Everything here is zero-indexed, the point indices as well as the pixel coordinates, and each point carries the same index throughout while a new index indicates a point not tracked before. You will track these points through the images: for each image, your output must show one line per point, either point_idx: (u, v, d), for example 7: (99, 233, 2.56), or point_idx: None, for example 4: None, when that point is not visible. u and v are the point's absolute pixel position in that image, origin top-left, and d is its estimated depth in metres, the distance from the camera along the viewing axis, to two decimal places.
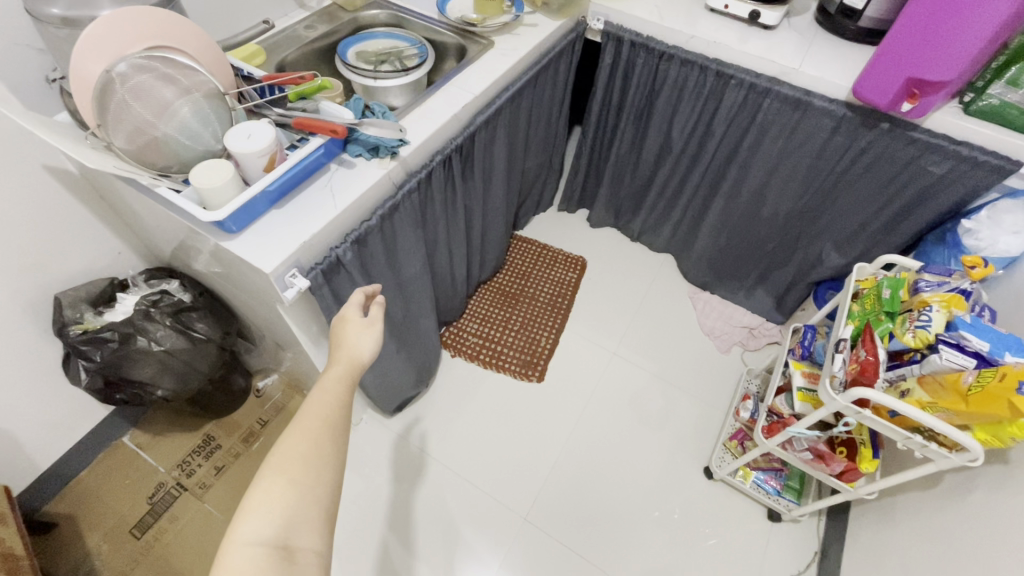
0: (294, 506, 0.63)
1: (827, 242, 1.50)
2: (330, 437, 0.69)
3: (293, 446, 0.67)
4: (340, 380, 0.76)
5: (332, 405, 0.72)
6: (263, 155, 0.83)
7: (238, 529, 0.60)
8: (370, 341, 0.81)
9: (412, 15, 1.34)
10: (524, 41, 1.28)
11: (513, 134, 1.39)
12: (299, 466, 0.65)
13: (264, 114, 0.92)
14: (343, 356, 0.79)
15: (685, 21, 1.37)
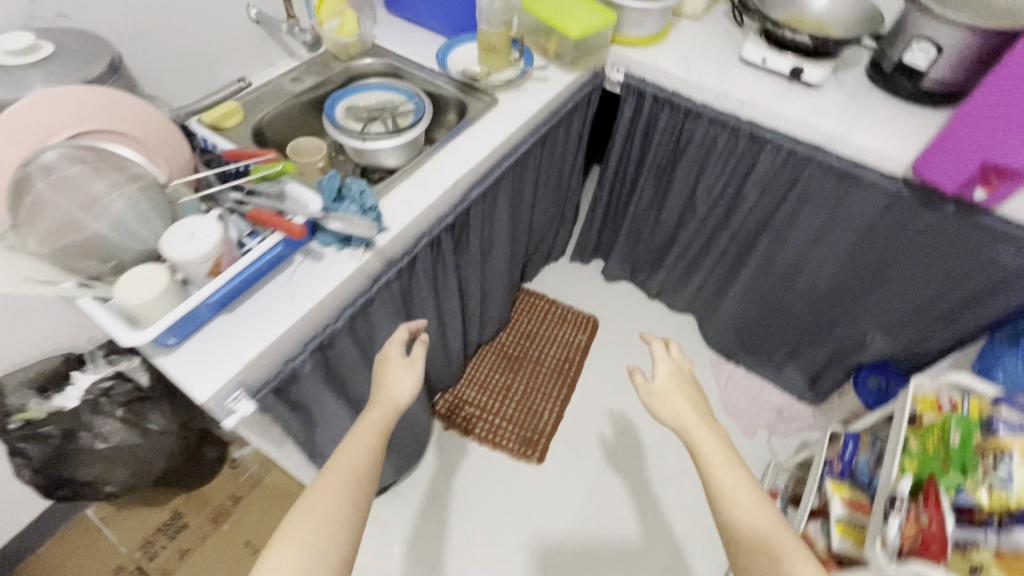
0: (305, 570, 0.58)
1: (872, 326, 1.31)
2: (352, 493, 0.65)
3: (314, 504, 0.63)
4: (379, 424, 0.73)
5: (359, 460, 0.68)
6: (201, 263, 0.70)
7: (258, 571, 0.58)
8: (409, 378, 0.79)
9: (411, 66, 1.21)
10: (532, 99, 1.14)
11: (518, 198, 1.25)
12: (318, 525, 0.61)
13: (218, 203, 0.80)
14: (383, 398, 0.76)
15: (715, 76, 1.22)
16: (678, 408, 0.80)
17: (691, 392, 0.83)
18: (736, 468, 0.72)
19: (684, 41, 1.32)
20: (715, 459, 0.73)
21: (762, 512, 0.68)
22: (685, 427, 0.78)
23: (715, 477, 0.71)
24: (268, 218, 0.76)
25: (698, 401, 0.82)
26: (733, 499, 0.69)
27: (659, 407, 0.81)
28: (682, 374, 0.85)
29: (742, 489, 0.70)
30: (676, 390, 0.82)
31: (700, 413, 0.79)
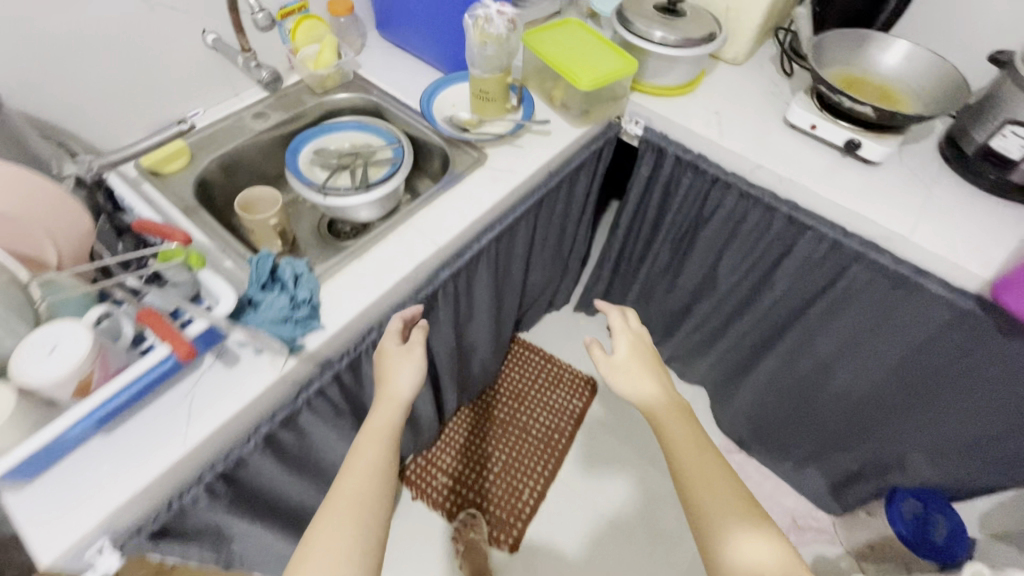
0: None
1: (915, 447, 1.10)
2: (360, 520, 0.58)
3: (319, 539, 0.56)
4: (382, 426, 0.68)
5: (364, 483, 0.61)
6: (55, 389, 0.56)
7: None
8: (411, 376, 0.72)
9: (395, 105, 1.05)
10: (529, 157, 0.96)
11: (506, 266, 1.08)
12: (325, 561, 0.54)
13: (113, 294, 0.65)
14: (384, 396, 0.70)
15: (752, 141, 1.03)
16: (640, 382, 0.71)
17: (652, 361, 0.74)
18: (690, 431, 0.66)
19: (719, 93, 1.12)
20: (681, 442, 0.65)
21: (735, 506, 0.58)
22: (648, 408, 0.69)
23: (681, 463, 0.63)
24: (157, 324, 0.61)
25: (660, 370, 0.74)
26: (702, 482, 0.60)
27: (620, 383, 0.72)
28: (643, 344, 0.77)
29: (713, 476, 0.61)
30: (636, 364, 0.73)
31: (667, 392, 0.71)
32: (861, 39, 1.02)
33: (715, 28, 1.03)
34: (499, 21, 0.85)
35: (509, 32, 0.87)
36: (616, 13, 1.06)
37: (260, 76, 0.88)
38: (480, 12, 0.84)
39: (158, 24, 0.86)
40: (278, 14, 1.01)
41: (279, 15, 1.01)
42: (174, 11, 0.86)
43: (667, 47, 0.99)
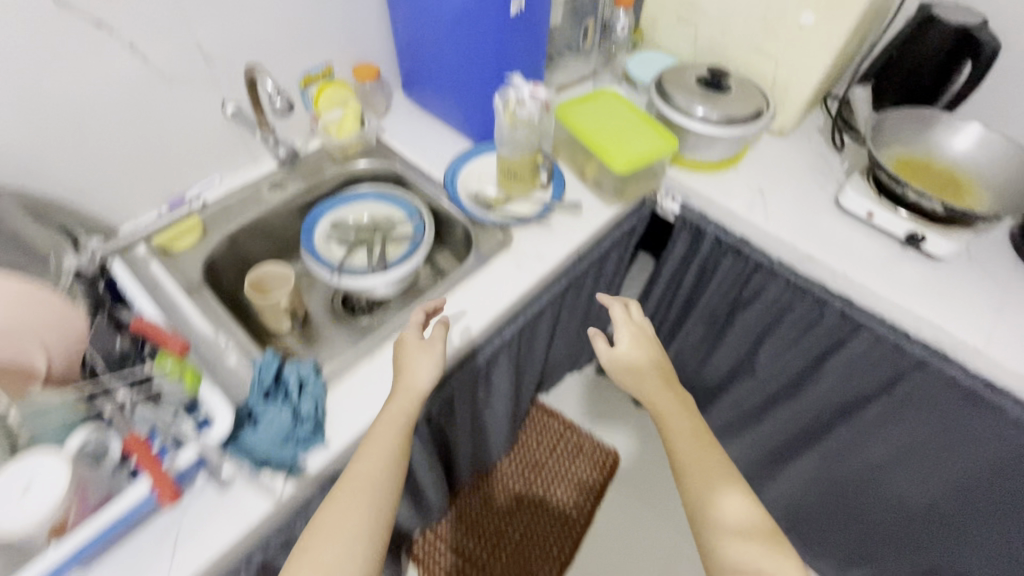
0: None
1: (978, 567, 0.99)
2: (371, 504, 0.59)
3: (328, 521, 0.57)
4: (394, 422, 0.64)
5: (375, 470, 0.61)
6: (23, 535, 0.50)
7: None
8: (428, 369, 0.67)
9: (418, 176, 1.00)
10: (557, 240, 0.89)
11: (529, 349, 1.01)
12: (333, 542, 0.56)
13: (100, 407, 0.59)
14: (399, 392, 0.66)
15: (801, 226, 0.95)
16: (641, 379, 0.74)
17: (655, 354, 0.76)
18: (687, 421, 0.70)
19: (764, 168, 1.05)
20: (680, 432, 0.69)
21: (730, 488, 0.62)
22: (650, 400, 0.72)
23: (680, 455, 0.67)
24: (144, 456, 0.56)
25: (663, 363, 0.76)
26: (692, 467, 0.64)
27: (623, 378, 0.75)
28: (646, 335, 0.78)
29: (707, 462, 0.65)
30: (642, 357, 0.75)
31: (670, 386, 0.73)
32: (923, 121, 0.94)
33: (762, 105, 0.96)
34: (530, 102, 0.79)
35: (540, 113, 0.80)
36: (654, 85, 1.00)
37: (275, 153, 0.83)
38: (509, 94, 0.79)
39: (176, 99, 0.82)
40: (302, 82, 0.95)
41: (302, 83, 0.95)
42: (194, 85, 0.83)
43: (710, 126, 0.92)
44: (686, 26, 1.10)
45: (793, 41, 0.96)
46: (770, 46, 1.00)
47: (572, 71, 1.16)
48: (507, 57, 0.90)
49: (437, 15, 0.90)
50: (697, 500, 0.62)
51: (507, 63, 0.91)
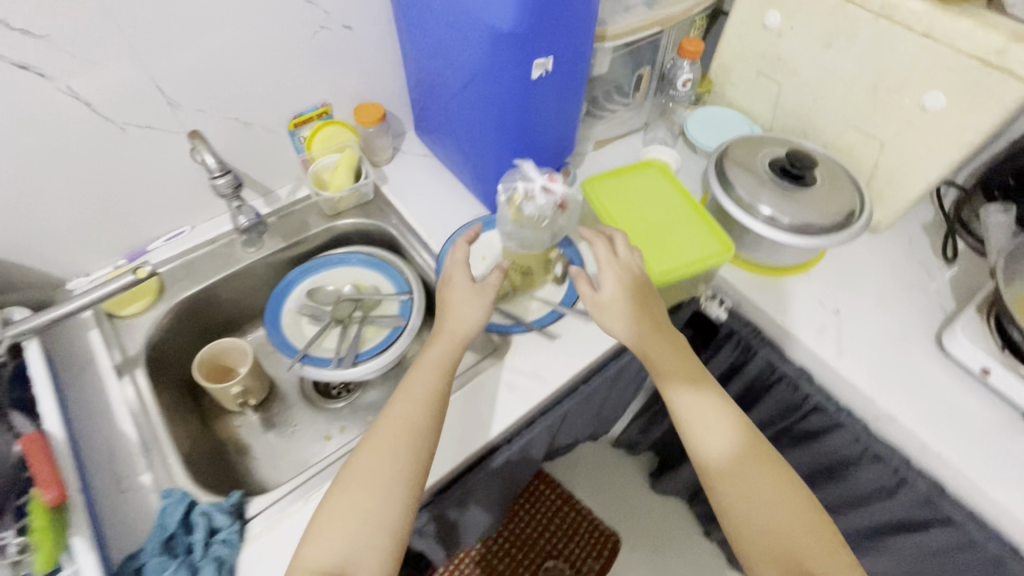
0: (360, 534, 0.53)
1: None
2: (406, 447, 0.57)
3: (363, 465, 0.57)
4: (434, 369, 0.62)
5: (411, 413, 0.59)
6: None
7: (306, 551, 0.53)
8: (473, 312, 0.65)
9: (416, 245, 0.85)
10: (562, 354, 0.72)
11: (523, 467, 0.86)
12: (370, 487, 0.55)
13: None
14: (444, 332, 0.65)
15: (886, 370, 0.73)
16: (628, 321, 0.65)
17: (645, 293, 0.66)
18: (676, 350, 0.65)
19: (843, 277, 0.83)
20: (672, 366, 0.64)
21: (742, 440, 0.60)
22: (642, 348, 0.64)
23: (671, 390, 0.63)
24: None
25: (653, 298, 0.67)
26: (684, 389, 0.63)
27: (608, 324, 0.65)
28: (637, 275, 0.66)
29: (720, 420, 0.61)
30: (629, 304, 0.65)
31: (660, 329, 0.66)
32: None
33: (854, 204, 0.74)
34: (542, 199, 0.63)
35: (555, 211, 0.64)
36: (714, 161, 0.80)
37: (238, 222, 0.71)
38: (518, 187, 0.63)
39: (133, 147, 0.70)
40: (292, 124, 0.82)
41: (292, 125, 0.82)
42: (155, 131, 0.70)
43: (777, 231, 0.71)
44: (767, 83, 0.88)
45: (911, 126, 0.73)
46: (876, 126, 0.77)
47: (617, 122, 0.96)
48: (530, 126, 0.71)
49: (442, 67, 0.71)
50: (702, 455, 0.60)
51: (531, 131, 0.72)
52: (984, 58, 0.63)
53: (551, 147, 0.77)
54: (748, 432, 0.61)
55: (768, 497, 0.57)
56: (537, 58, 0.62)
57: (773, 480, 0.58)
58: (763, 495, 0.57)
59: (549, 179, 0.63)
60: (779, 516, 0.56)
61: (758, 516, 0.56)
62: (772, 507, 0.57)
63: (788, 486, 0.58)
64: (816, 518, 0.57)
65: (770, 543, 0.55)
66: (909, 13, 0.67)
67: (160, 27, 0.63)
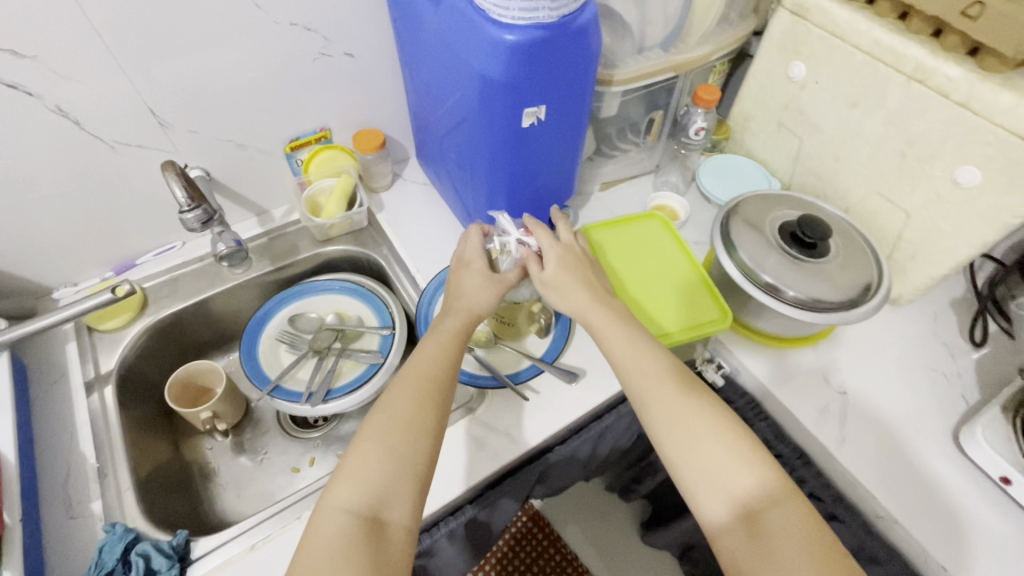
0: (391, 476, 0.48)
1: None
2: (436, 397, 0.53)
3: (392, 409, 0.51)
4: (452, 335, 0.58)
5: (436, 367, 0.55)
6: None
7: (329, 496, 0.47)
8: (488, 289, 0.62)
9: (403, 279, 0.83)
10: (538, 412, 0.68)
11: (499, 524, 0.81)
12: (400, 431, 0.50)
13: None
14: (456, 308, 0.61)
15: (892, 461, 0.67)
16: (569, 294, 0.62)
17: (587, 272, 0.64)
18: (630, 328, 0.59)
19: (854, 352, 0.76)
20: (624, 346, 0.58)
21: (710, 417, 0.53)
22: (582, 317, 0.61)
23: (625, 368, 0.57)
24: None
25: (597, 278, 0.64)
26: (636, 367, 0.56)
27: (553, 301, 0.63)
28: (576, 256, 0.65)
29: (687, 404, 0.54)
30: (573, 275, 0.63)
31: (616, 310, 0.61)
32: None
33: (870, 277, 0.67)
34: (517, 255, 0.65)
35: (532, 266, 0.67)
36: (721, 215, 0.74)
37: (217, 248, 0.75)
38: (496, 242, 0.66)
39: (124, 164, 0.70)
40: (288, 147, 0.80)
41: (289, 148, 0.80)
42: (147, 149, 0.70)
43: (782, 303, 0.66)
44: (788, 135, 0.83)
45: (939, 200, 0.67)
46: (902, 194, 0.71)
47: (625, 164, 0.93)
48: (520, 172, 0.67)
49: (436, 102, 0.68)
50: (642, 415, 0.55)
51: (523, 178, 0.68)
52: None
53: (545, 192, 0.73)
54: (693, 387, 0.55)
55: (739, 470, 0.49)
56: (528, 107, 0.59)
57: (717, 432, 0.52)
58: (706, 447, 0.51)
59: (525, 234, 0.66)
60: (722, 470, 0.50)
61: (698, 472, 0.50)
62: (714, 459, 0.50)
63: (740, 440, 0.51)
64: (779, 480, 0.49)
65: (753, 532, 0.47)
66: (946, 79, 0.61)
67: (154, 51, 0.63)
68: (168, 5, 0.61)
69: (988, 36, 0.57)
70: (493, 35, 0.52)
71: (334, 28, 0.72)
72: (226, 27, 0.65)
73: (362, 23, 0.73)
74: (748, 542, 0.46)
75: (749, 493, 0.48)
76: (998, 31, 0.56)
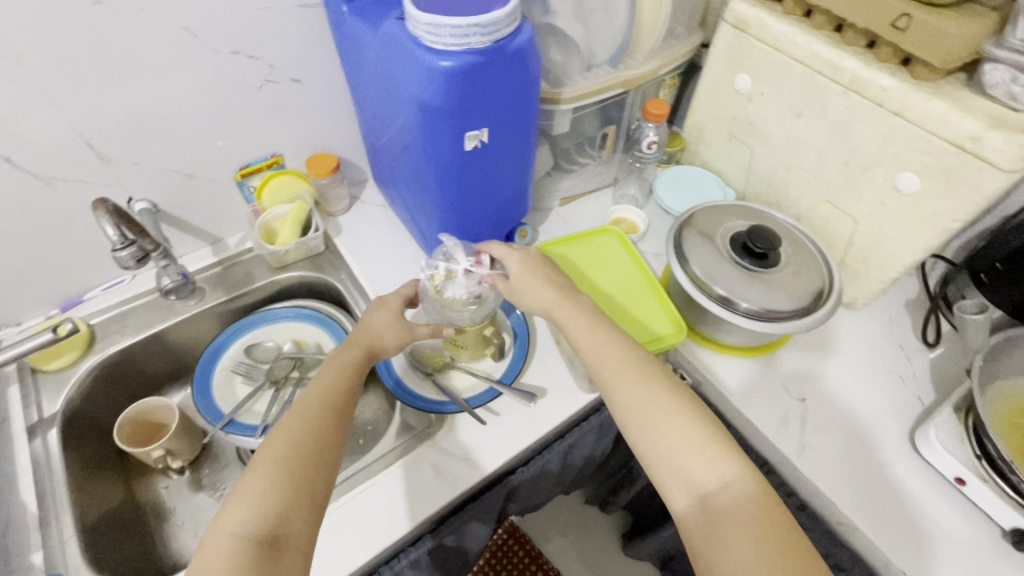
0: (289, 496, 0.46)
1: None
2: (335, 417, 0.53)
3: (290, 432, 0.50)
4: (354, 358, 0.58)
5: (334, 389, 0.55)
6: None
7: (219, 524, 0.44)
8: (400, 329, 0.62)
9: (361, 303, 0.81)
10: (499, 435, 0.67)
11: (472, 548, 0.79)
12: (298, 453, 0.49)
13: None
14: (362, 335, 0.60)
15: (853, 467, 0.67)
16: (536, 292, 0.63)
17: (552, 270, 0.66)
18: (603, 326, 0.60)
19: (812, 358, 0.77)
20: (594, 340, 0.59)
21: (674, 408, 0.53)
22: (551, 314, 0.62)
23: (594, 362, 0.58)
24: None
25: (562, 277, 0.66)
26: (603, 359, 0.57)
27: (521, 301, 0.64)
28: (536, 257, 0.67)
29: (653, 397, 0.54)
30: (539, 277, 0.64)
31: (580, 315, 0.61)
32: None
33: (822, 283, 0.68)
34: (464, 280, 0.63)
35: (481, 294, 0.65)
36: (676, 226, 0.74)
37: (162, 281, 0.76)
38: (442, 265, 0.64)
39: (62, 200, 0.68)
40: (238, 174, 0.79)
41: (240, 175, 0.79)
42: (87, 184, 0.68)
43: (735, 314, 0.66)
44: (740, 146, 0.84)
45: (883, 206, 0.68)
46: (848, 201, 0.72)
47: (583, 178, 0.93)
48: (469, 193, 0.67)
49: (381, 127, 0.67)
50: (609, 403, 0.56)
51: (474, 199, 0.68)
52: (958, 143, 0.58)
53: (500, 210, 0.73)
54: (658, 375, 0.56)
55: (698, 461, 0.50)
56: (470, 130, 0.58)
57: (673, 418, 0.53)
58: (662, 433, 0.52)
59: (474, 262, 0.64)
60: (679, 456, 0.51)
61: (658, 457, 0.51)
62: (672, 445, 0.51)
63: (695, 425, 0.52)
64: (730, 466, 0.50)
65: (707, 521, 0.47)
66: (881, 89, 0.63)
67: (87, 84, 0.61)
68: (99, 39, 0.59)
69: (916, 47, 0.59)
70: (426, 61, 0.52)
71: (278, 54, 0.71)
72: (162, 58, 0.64)
73: (307, 49, 0.73)
74: (701, 524, 0.47)
75: (704, 479, 0.49)
76: (925, 43, 0.58)
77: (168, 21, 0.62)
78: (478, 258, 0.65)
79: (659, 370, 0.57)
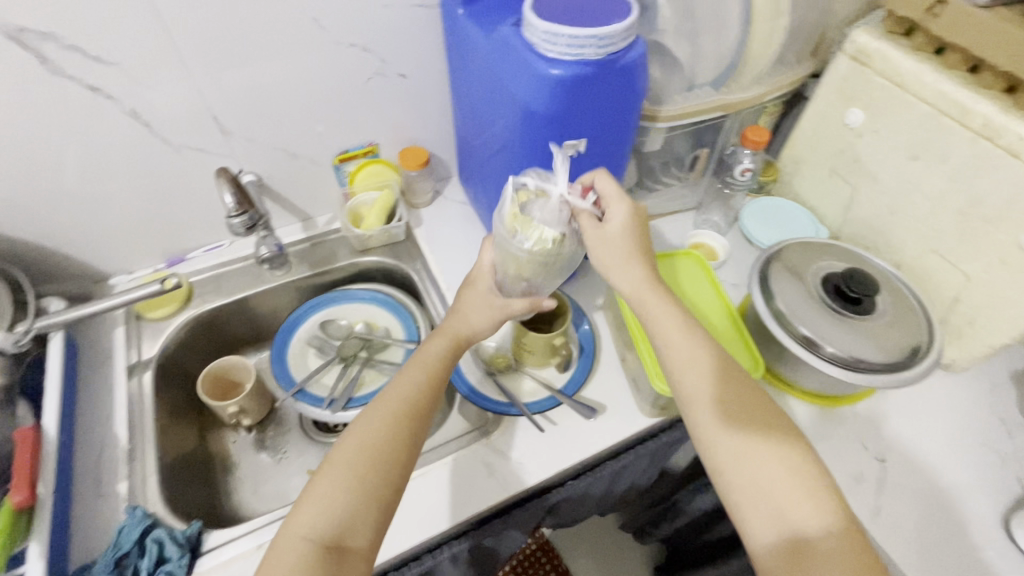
0: (355, 503, 0.48)
1: None
2: (410, 425, 0.54)
3: (365, 437, 0.52)
4: (437, 359, 0.59)
5: (414, 393, 0.55)
6: None
7: (292, 523, 0.48)
8: (485, 318, 0.62)
9: (433, 294, 0.84)
10: (554, 445, 0.66)
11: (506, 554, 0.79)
12: (370, 461, 0.50)
13: None
14: (448, 328, 0.61)
15: (935, 541, 0.62)
16: (626, 269, 0.59)
17: (647, 247, 0.60)
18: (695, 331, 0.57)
19: (899, 417, 0.71)
20: (681, 343, 0.56)
21: (771, 439, 0.51)
22: (638, 297, 0.58)
23: (680, 369, 0.55)
24: None
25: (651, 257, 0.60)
26: (691, 365, 0.55)
27: (605, 267, 0.59)
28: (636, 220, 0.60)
29: (744, 421, 0.52)
30: (629, 245, 0.59)
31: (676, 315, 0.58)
32: None
33: (920, 340, 0.63)
34: (556, 203, 0.56)
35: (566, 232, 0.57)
36: (763, 259, 0.72)
37: (259, 251, 0.80)
38: (534, 181, 0.57)
39: (184, 165, 0.74)
40: (337, 159, 0.83)
41: (337, 160, 0.83)
42: (207, 153, 0.74)
43: (821, 358, 0.63)
44: (841, 183, 0.80)
45: (1002, 264, 0.62)
46: (962, 256, 0.67)
47: (667, 198, 0.91)
48: None
49: (480, 127, 0.70)
50: (693, 414, 0.54)
51: None
52: None
53: None
54: (751, 400, 0.54)
55: (796, 495, 0.48)
56: (569, 139, 0.59)
57: (769, 446, 0.51)
58: (757, 459, 0.50)
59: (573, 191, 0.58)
60: (772, 486, 0.49)
61: (748, 484, 0.49)
62: (765, 474, 0.49)
63: (797, 462, 0.50)
64: (830, 510, 0.47)
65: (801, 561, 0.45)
66: (1017, 139, 0.57)
67: (222, 63, 0.67)
68: (239, 23, 0.65)
69: None
70: (539, 68, 0.53)
71: (390, 49, 0.75)
72: (288, 44, 0.69)
73: (417, 47, 0.76)
74: (789, 560, 0.46)
75: (798, 515, 0.47)
76: None
77: (300, 12, 0.66)
78: (580, 189, 0.59)
79: (757, 394, 0.55)
